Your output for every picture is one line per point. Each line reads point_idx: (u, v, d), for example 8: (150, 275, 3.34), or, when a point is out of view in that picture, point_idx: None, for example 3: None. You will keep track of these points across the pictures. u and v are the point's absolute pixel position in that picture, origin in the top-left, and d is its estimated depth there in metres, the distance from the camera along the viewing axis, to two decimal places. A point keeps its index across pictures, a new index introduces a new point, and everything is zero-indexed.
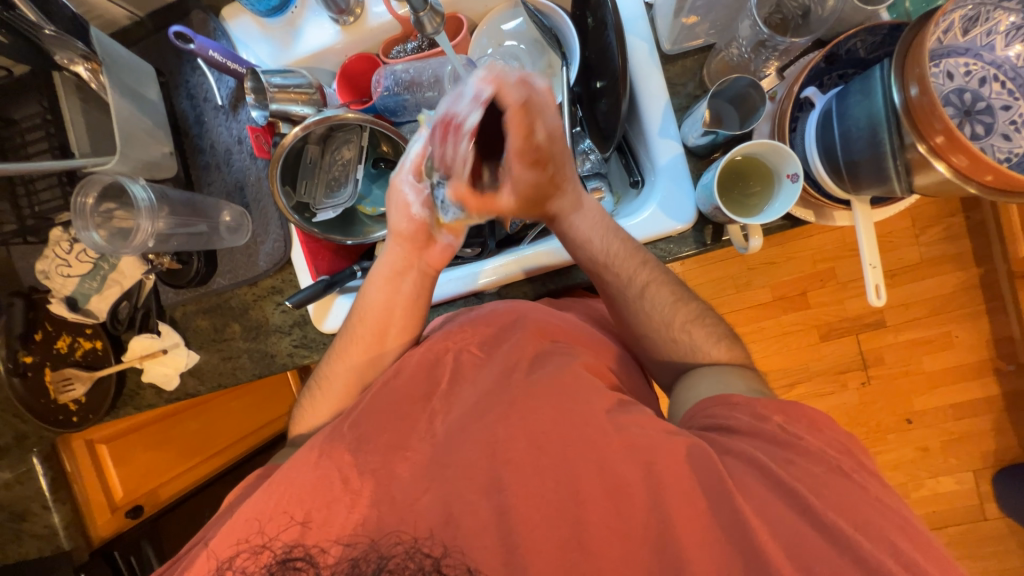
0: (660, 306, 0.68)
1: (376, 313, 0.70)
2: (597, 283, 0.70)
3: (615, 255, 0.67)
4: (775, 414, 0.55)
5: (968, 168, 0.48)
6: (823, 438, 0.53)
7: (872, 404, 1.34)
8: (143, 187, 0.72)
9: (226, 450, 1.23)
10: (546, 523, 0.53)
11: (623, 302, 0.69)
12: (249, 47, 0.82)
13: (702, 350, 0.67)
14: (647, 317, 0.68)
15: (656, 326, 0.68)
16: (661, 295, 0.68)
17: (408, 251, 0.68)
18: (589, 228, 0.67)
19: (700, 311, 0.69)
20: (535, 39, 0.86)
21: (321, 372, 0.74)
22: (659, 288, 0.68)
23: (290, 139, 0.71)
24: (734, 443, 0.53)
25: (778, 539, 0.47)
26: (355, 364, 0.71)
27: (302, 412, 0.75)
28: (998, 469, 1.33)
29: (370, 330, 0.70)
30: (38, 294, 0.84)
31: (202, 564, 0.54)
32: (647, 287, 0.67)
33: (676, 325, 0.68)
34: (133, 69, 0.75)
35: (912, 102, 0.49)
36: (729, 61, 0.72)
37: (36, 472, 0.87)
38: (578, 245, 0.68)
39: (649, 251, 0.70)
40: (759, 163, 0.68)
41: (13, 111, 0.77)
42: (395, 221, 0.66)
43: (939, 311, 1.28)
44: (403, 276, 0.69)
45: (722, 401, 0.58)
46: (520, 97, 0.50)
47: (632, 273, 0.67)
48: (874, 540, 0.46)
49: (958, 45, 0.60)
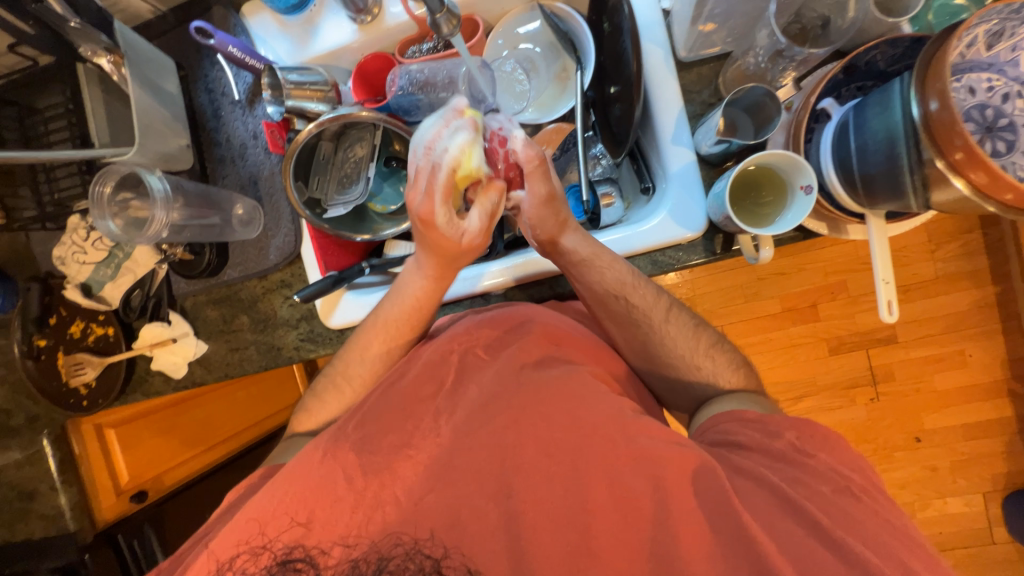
0: (681, 333, 0.68)
1: (405, 311, 0.70)
2: (618, 315, 0.69)
3: (637, 278, 0.68)
4: (787, 431, 0.56)
5: (987, 185, 0.47)
6: (827, 460, 0.54)
7: (881, 421, 1.32)
8: (160, 178, 0.72)
9: (231, 440, 1.25)
10: (549, 532, 0.52)
11: (645, 332, 0.68)
12: (267, 44, 0.83)
13: (720, 379, 0.67)
14: (671, 343, 0.67)
15: (678, 355, 0.68)
16: (682, 321, 0.68)
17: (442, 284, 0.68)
18: (592, 253, 0.66)
19: (718, 338, 0.69)
20: (550, 42, 0.87)
21: (336, 368, 0.75)
22: (680, 314, 0.69)
23: (305, 135, 0.72)
24: (746, 463, 0.53)
25: (788, 561, 0.46)
26: (376, 361, 0.73)
27: (308, 408, 0.77)
28: (1009, 492, 1.30)
29: (392, 328, 0.71)
30: (55, 279, 0.87)
31: (201, 566, 0.54)
32: (670, 312, 0.68)
33: (701, 351, 0.68)
34: (153, 62, 0.76)
35: (931, 117, 0.48)
36: (746, 69, 0.71)
37: (44, 453, 0.90)
38: (599, 271, 0.67)
39: (624, 261, 0.69)
40: (773, 173, 0.67)
41: (38, 100, 0.79)
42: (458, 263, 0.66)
43: (952, 328, 1.26)
44: (430, 300, 0.71)
45: (735, 416, 0.59)
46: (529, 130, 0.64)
47: (654, 297, 0.68)
48: (883, 561, 0.45)
49: (981, 60, 0.59)
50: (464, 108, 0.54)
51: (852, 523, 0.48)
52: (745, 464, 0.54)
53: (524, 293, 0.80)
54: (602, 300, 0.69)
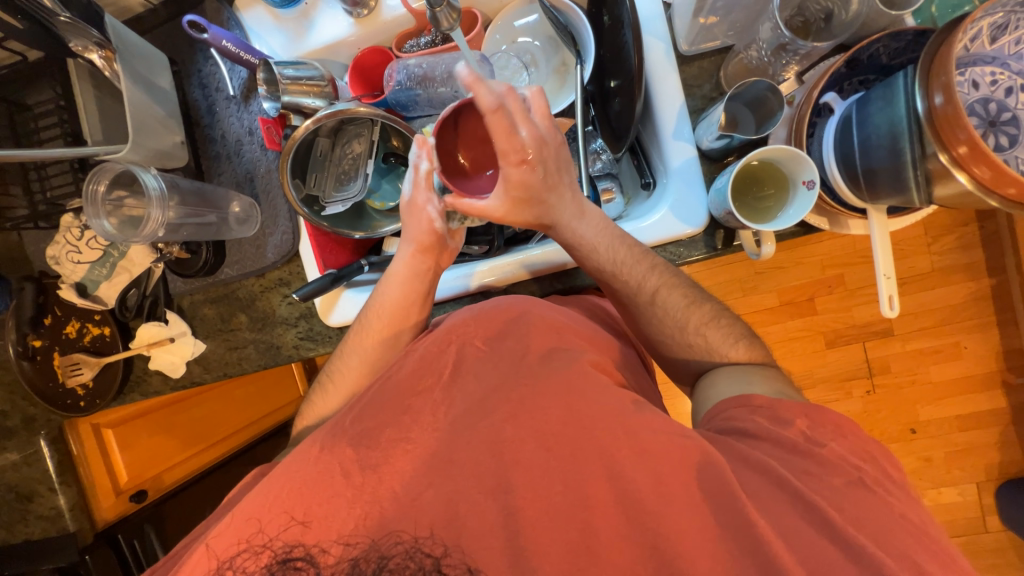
0: (672, 309, 0.68)
1: (385, 320, 0.72)
2: (607, 288, 0.71)
3: (623, 263, 0.67)
4: (798, 418, 0.56)
5: (991, 180, 0.47)
6: (839, 449, 0.53)
7: (877, 413, 1.33)
8: (155, 176, 0.71)
9: (230, 438, 1.24)
10: (551, 528, 0.52)
11: (633, 307, 0.70)
12: (262, 38, 0.81)
13: (717, 351, 0.67)
14: (659, 319, 0.69)
15: (670, 332, 0.69)
16: (673, 297, 0.68)
17: (429, 254, 0.71)
18: (593, 233, 0.67)
19: (713, 314, 0.69)
20: (549, 37, 0.86)
21: (329, 368, 0.77)
22: (671, 292, 0.68)
23: (301, 132, 0.71)
24: (753, 453, 0.53)
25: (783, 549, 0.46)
26: (367, 360, 0.73)
27: (316, 409, 0.76)
28: (1002, 481, 1.32)
29: (381, 325, 0.72)
30: (48, 279, 0.86)
31: (201, 562, 0.54)
32: (658, 292, 0.68)
33: (690, 329, 0.68)
34: (147, 58, 0.75)
35: (935, 111, 0.48)
36: (748, 63, 0.71)
37: (42, 454, 0.89)
38: (584, 253, 0.69)
39: (655, 254, 0.70)
40: (774, 168, 0.66)
41: (27, 97, 0.77)
42: (409, 231, 0.71)
43: (948, 320, 1.27)
44: (421, 278, 0.72)
45: (742, 403, 0.59)
46: (493, 102, 0.54)
47: (642, 278, 0.67)
48: (881, 553, 0.46)
49: (985, 53, 0.58)
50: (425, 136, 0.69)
51: (854, 516, 0.49)
52: (747, 451, 0.53)
53: (524, 290, 0.80)
54: (598, 274, 0.69)
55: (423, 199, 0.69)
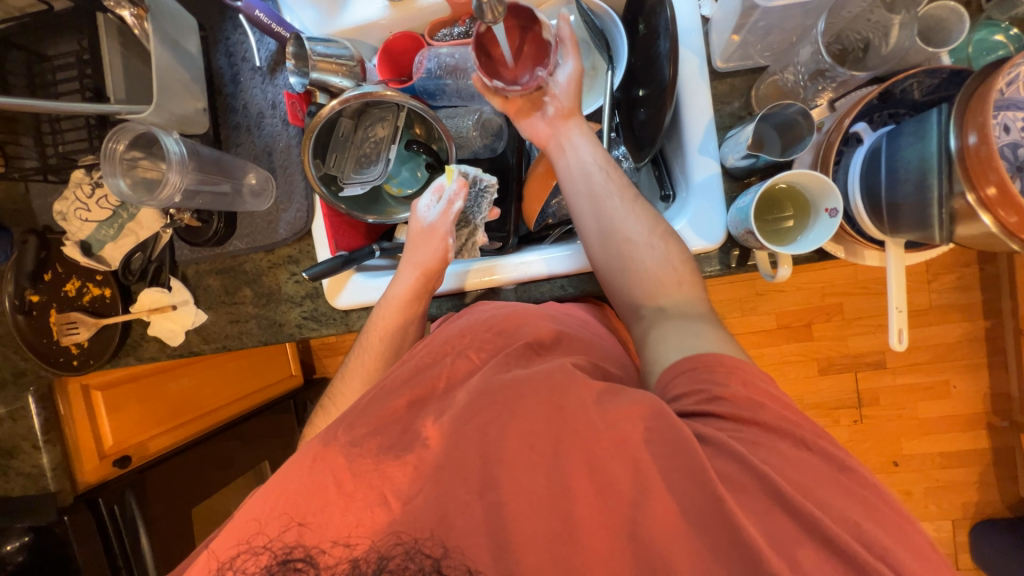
0: (641, 215, 0.69)
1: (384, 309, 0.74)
2: (585, 196, 0.71)
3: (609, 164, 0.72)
4: (733, 380, 0.54)
5: (1016, 225, 0.47)
6: None
7: (860, 443, 1.34)
8: (176, 141, 0.70)
9: (217, 412, 1.22)
10: (548, 542, 0.51)
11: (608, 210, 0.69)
12: (293, 12, 0.80)
13: (671, 262, 0.66)
14: (630, 222, 0.68)
15: (636, 233, 0.67)
16: (645, 206, 0.70)
17: (430, 284, 0.75)
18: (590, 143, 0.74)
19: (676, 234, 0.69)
20: (582, 39, 0.86)
21: (329, 392, 0.78)
22: (642, 201, 0.70)
23: (327, 111, 0.70)
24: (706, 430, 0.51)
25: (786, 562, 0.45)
26: (367, 375, 0.75)
27: (314, 421, 0.77)
28: (977, 520, 1.34)
29: (375, 341, 0.74)
30: (52, 234, 0.85)
31: (203, 565, 0.55)
32: (634, 197, 0.70)
33: (655, 234, 0.67)
34: (176, 20, 0.74)
35: (967, 150, 0.48)
36: (781, 86, 0.72)
37: (30, 411, 0.87)
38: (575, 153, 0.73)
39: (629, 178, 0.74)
40: (799, 193, 0.67)
41: (48, 48, 0.76)
42: (420, 254, 0.75)
43: (940, 358, 1.28)
44: (420, 300, 0.75)
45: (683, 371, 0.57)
46: None
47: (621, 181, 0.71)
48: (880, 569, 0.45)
49: (1019, 99, 0.59)
50: (448, 179, 0.77)
51: (862, 531, 0.46)
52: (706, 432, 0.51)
53: (533, 291, 0.80)
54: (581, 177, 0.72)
55: (445, 230, 0.76)
